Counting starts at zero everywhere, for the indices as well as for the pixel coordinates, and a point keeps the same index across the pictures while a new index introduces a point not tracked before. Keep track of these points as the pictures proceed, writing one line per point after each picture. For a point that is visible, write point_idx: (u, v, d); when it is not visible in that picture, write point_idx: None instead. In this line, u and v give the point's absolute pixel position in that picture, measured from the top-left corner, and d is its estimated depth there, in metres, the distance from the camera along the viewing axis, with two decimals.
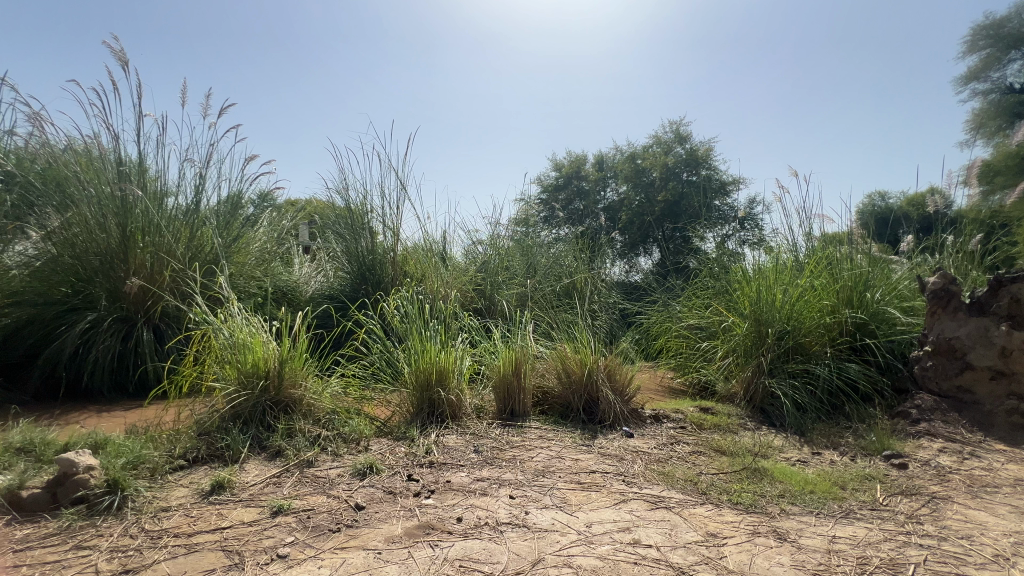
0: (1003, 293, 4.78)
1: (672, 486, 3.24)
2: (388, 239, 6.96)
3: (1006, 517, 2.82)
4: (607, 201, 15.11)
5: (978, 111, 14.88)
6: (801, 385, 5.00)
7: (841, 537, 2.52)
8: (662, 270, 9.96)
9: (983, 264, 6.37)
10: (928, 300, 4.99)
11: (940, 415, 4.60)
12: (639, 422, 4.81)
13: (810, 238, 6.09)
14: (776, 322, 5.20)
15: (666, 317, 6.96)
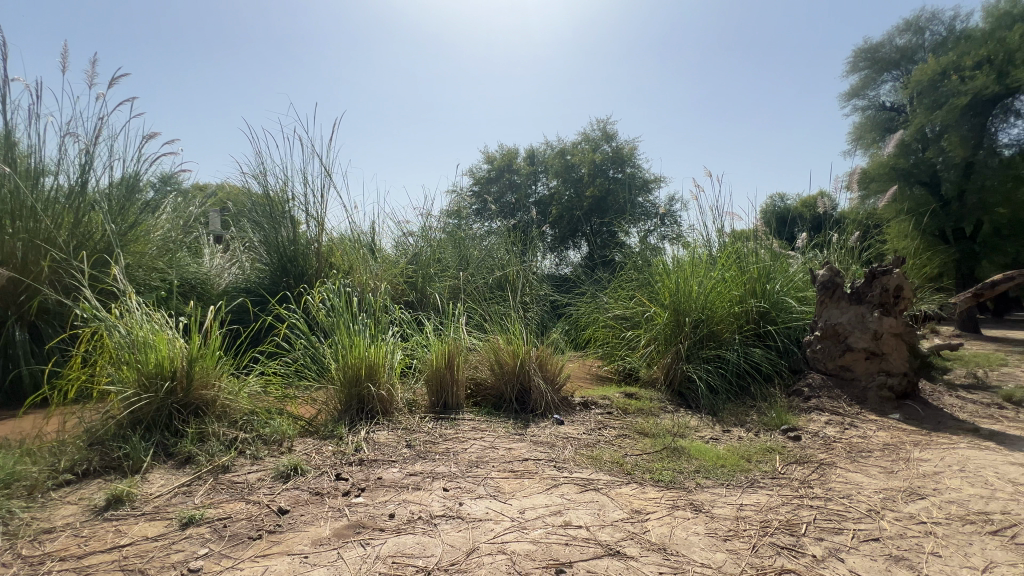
0: (876, 283, 5.47)
1: (600, 469, 3.39)
2: (312, 229, 6.59)
3: (876, 476, 3.27)
4: (538, 194, 15.41)
5: (858, 124, 16.95)
6: (713, 368, 5.44)
7: (747, 505, 2.78)
8: (590, 263, 10.35)
9: (861, 259, 7.27)
10: (818, 291, 5.67)
11: (826, 391, 5.22)
12: (569, 409, 4.98)
13: (722, 234, 6.61)
14: (692, 312, 5.61)
15: (594, 308, 7.26)
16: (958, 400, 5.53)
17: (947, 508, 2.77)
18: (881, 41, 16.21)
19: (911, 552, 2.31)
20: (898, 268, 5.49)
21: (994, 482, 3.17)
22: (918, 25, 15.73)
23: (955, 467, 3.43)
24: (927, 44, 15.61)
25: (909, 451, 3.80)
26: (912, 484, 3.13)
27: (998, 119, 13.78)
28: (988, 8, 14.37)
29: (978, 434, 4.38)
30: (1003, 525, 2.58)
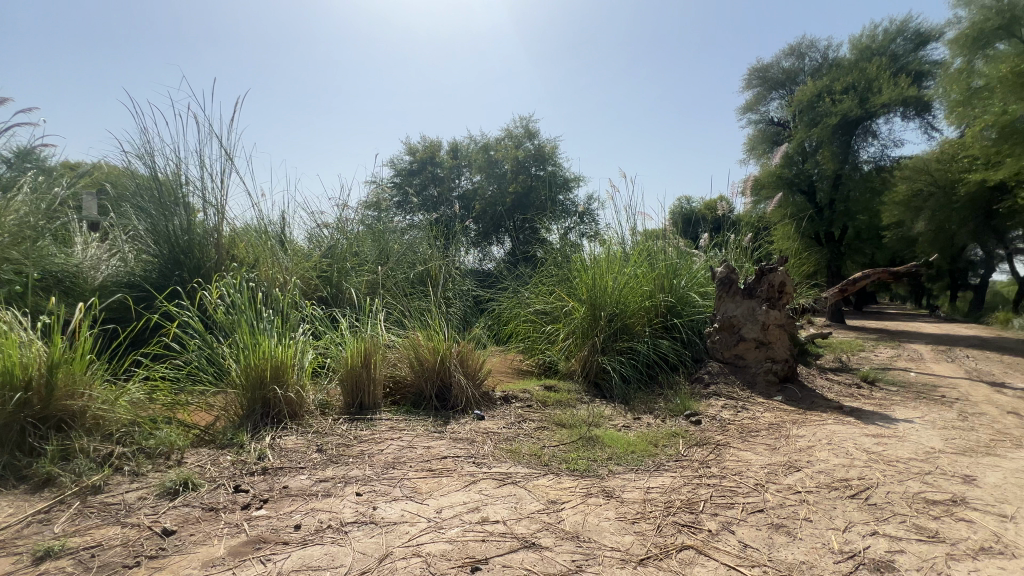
0: (764, 280, 6.12)
1: (518, 462, 3.44)
2: (211, 218, 5.97)
3: (762, 453, 3.64)
4: (462, 189, 15.28)
5: (751, 136, 18.77)
6: (625, 360, 5.74)
7: (654, 487, 2.97)
8: (512, 258, 10.48)
9: (753, 258, 8.05)
10: (718, 286, 6.22)
11: (723, 378, 5.74)
12: (490, 404, 4.99)
13: (635, 233, 6.98)
14: (607, 306, 5.88)
15: (516, 303, 7.34)
16: (828, 381, 6.35)
17: (817, 478, 3.15)
18: (771, 62, 18.03)
19: (789, 519, 2.59)
20: (782, 266, 6.17)
21: (853, 452, 3.66)
22: (800, 50, 17.61)
23: (824, 441, 3.92)
24: (807, 68, 17.57)
25: (789, 429, 4.28)
26: (790, 458, 3.52)
27: (860, 138, 15.91)
28: (854, 41, 16.45)
29: (842, 411, 5.05)
30: (859, 489, 2.99)
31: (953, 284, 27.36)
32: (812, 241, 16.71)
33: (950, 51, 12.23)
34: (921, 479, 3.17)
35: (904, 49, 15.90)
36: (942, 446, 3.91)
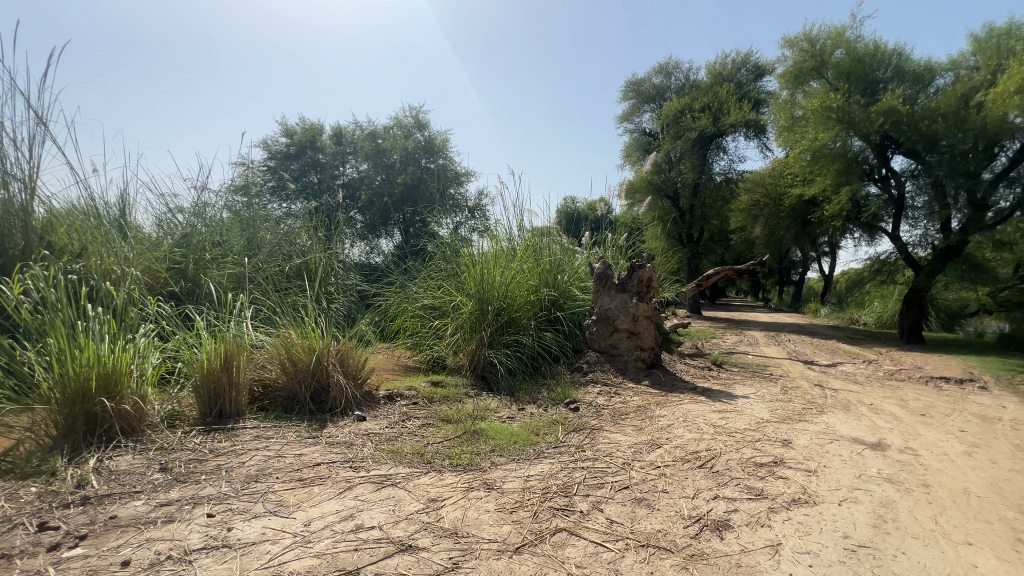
0: (635, 276, 6.72)
1: (400, 462, 3.31)
2: (20, 195, 4.72)
3: (630, 434, 3.97)
4: (346, 177, 14.38)
5: (628, 144, 20.49)
6: (512, 352, 5.86)
7: (533, 475, 3.06)
8: (401, 252, 10.13)
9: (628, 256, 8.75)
10: (596, 281, 6.69)
11: (600, 367, 6.17)
12: (372, 404, 4.75)
13: (523, 230, 7.15)
14: (495, 300, 5.94)
15: (403, 298, 7.10)
16: (685, 366, 7.18)
17: (674, 453, 3.53)
18: (644, 77, 19.77)
19: (649, 492, 2.86)
20: (649, 263, 6.86)
21: (703, 427, 4.17)
22: (667, 68, 19.46)
23: (681, 419, 4.42)
24: (673, 86, 19.51)
25: (654, 410, 4.73)
26: (653, 436, 3.89)
27: (713, 153, 18.19)
28: (710, 66, 18.68)
29: (696, 391, 5.74)
30: (706, 459, 3.41)
31: (780, 280, 32.77)
32: (676, 242, 18.78)
33: (779, 84, 14.50)
34: (753, 446, 3.72)
35: (747, 78, 18.44)
36: (769, 416, 4.64)
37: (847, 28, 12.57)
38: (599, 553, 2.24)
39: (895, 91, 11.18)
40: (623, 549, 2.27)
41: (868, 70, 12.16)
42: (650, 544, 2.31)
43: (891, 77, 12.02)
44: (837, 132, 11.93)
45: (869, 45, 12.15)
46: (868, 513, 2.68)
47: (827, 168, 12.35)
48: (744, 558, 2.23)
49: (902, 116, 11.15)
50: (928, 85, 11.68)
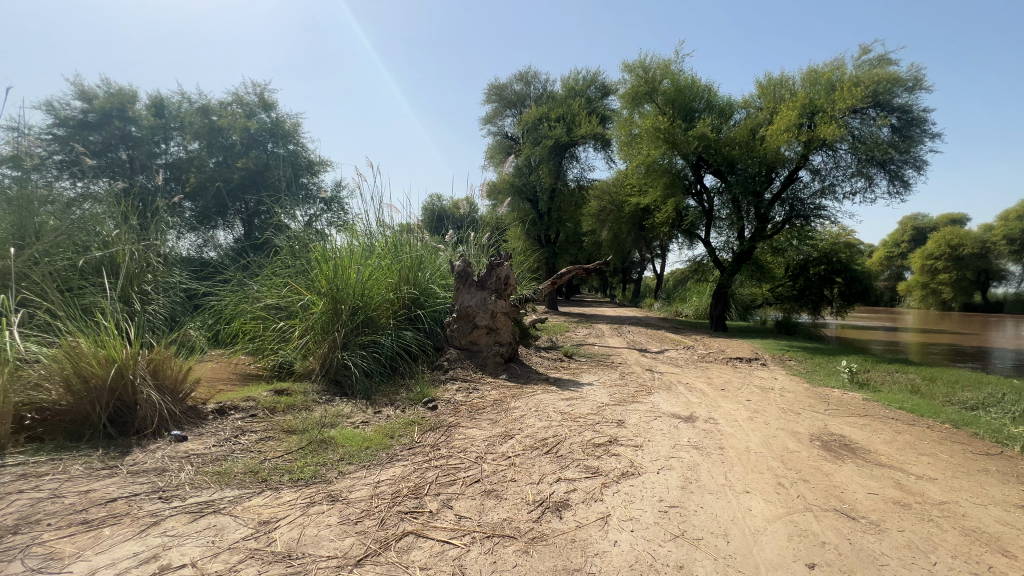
0: (495, 273, 6.92)
1: (227, 484, 2.90)
2: None
3: (485, 428, 4.07)
4: (170, 156, 12.20)
5: (491, 145, 21.05)
6: (368, 353, 5.55)
7: (383, 481, 2.93)
8: (242, 245, 8.94)
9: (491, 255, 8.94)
10: (456, 279, 6.71)
11: (460, 363, 6.20)
12: (197, 421, 4.07)
13: (384, 225, 6.83)
14: (349, 299, 5.53)
15: (242, 298, 6.26)
16: (540, 358, 7.63)
17: (525, 442, 3.70)
18: (506, 83, 20.46)
19: (499, 483, 2.95)
20: (507, 262, 7.11)
21: (552, 414, 4.47)
22: (527, 77, 20.34)
23: (533, 409, 4.67)
24: (533, 94, 20.48)
25: (509, 402, 4.93)
26: (507, 428, 4.04)
27: (567, 161, 19.62)
28: (564, 80, 20.09)
29: (549, 382, 6.12)
30: (553, 444, 3.64)
31: (624, 278, 36.89)
32: (536, 242, 19.93)
33: (620, 103, 16.21)
34: (593, 428, 4.09)
35: (595, 95, 20.21)
36: (608, 400, 5.17)
37: (672, 61, 14.57)
38: (444, 551, 2.23)
39: (705, 120, 13.36)
40: (469, 544, 2.29)
41: (687, 100, 14.31)
42: (496, 534, 2.38)
43: (704, 108, 14.39)
44: (664, 151, 13.84)
45: (687, 78, 14.32)
46: (678, 477, 3.14)
47: (657, 181, 14.26)
48: (578, 533, 2.42)
49: (711, 142, 13.41)
50: (728, 118, 14.18)
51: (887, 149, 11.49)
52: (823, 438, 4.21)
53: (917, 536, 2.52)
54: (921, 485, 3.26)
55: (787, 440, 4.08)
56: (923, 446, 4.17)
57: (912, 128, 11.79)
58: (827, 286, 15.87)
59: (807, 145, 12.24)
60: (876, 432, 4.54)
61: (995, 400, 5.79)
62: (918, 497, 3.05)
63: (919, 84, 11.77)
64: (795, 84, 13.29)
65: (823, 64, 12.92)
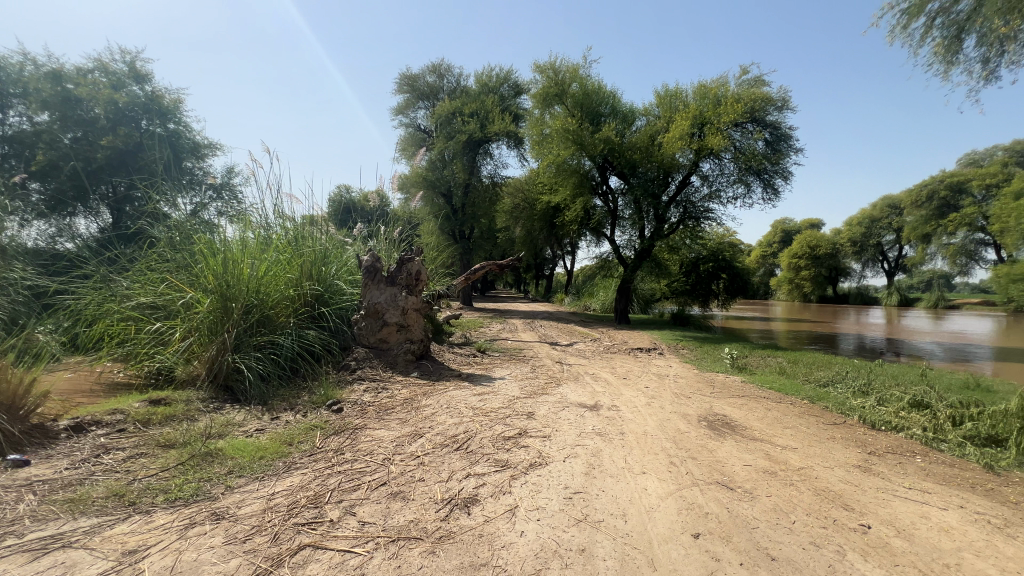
0: (405, 268, 6.75)
1: (82, 512, 2.48)
2: None
3: (394, 428, 3.94)
4: (8, 128, 10.19)
5: (403, 137, 20.39)
6: (265, 355, 5.09)
7: (278, 492, 2.71)
8: (109, 234, 7.75)
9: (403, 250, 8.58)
10: (364, 275, 6.40)
11: (368, 362, 5.93)
12: (45, 441, 3.43)
13: (284, 217, 6.29)
14: (242, 296, 5.00)
15: (107, 297, 5.43)
16: (453, 355, 7.56)
17: (434, 440, 3.64)
18: (418, 74, 19.91)
19: (407, 484, 2.87)
20: (418, 257, 6.94)
21: (463, 410, 4.45)
22: (440, 70, 19.96)
23: (445, 405, 4.62)
24: (446, 88, 20.15)
25: (420, 401, 4.82)
26: (416, 427, 3.95)
27: (481, 157, 19.60)
28: (478, 76, 20.05)
29: (461, 378, 6.09)
30: (463, 440, 3.63)
31: (537, 274, 37.93)
32: (449, 238, 19.75)
33: (532, 102, 16.54)
34: (504, 422, 4.14)
35: (508, 93, 20.40)
36: (519, 393, 5.27)
37: (580, 66, 15.15)
38: (345, 561, 2.11)
39: (610, 125, 14.12)
40: (371, 550, 2.20)
41: (594, 104, 14.99)
42: (401, 537, 2.31)
43: (609, 112, 15.18)
44: (573, 152, 14.41)
45: (594, 83, 14.99)
46: (583, 464, 3.28)
47: (567, 181, 14.81)
48: (486, 527, 2.43)
49: (615, 145, 14.20)
50: (631, 124, 15.10)
51: (761, 160, 13.00)
52: (709, 418, 4.66)
53: (780, 499, 2.89)
54: (785, 454, 3.74)
55: (679, 422, 4.46)
56: (787, 420, 4.79)
57: (780, 143, 13.45)
58: (714, 281, 17.64)
59: (697, 153, 13.44)
60: (751, 410, 5.13)
61: (841, 378, 6.84)
62: (782, 465, 3.50)
63: (786, 105, 13.45)
64: (688, 97, 14.50)
65: (710, 80, 14.23)
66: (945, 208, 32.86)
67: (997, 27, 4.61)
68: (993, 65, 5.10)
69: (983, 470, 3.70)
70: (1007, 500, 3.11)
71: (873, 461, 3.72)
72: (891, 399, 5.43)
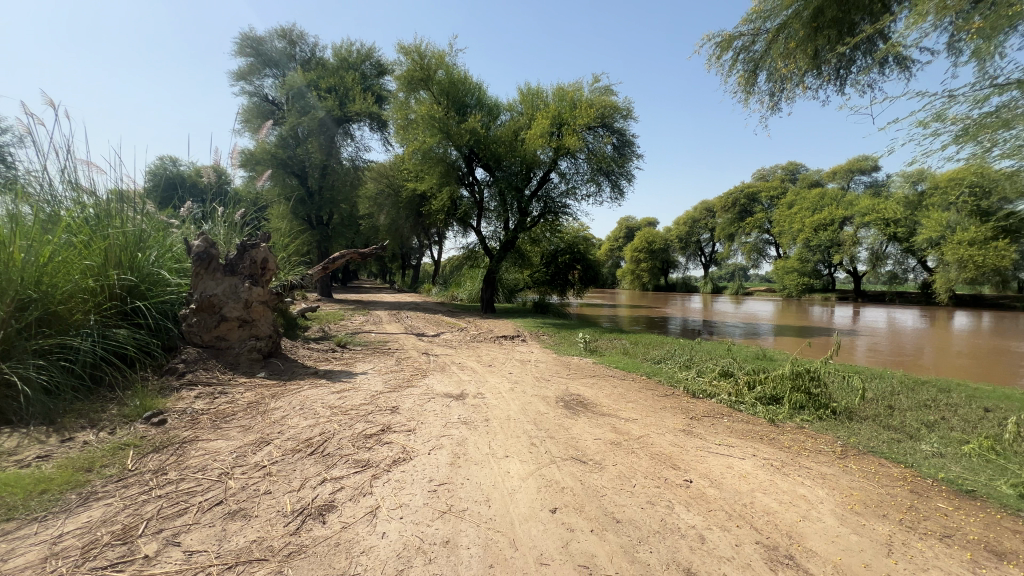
0: (247, 256, 5.95)
1: None
2: None
3: (234, 437, 3.46)
4: None
5: (245, 107, 17.81)
6: (50, 362, 3.99)
7: (68, 533, 2.17)
8: None
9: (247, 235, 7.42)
10: (193, 262, 5.45)
11: (202, 364, 5.07)
12: None
13: (80, 190, 4.97)
14: (13, 288, 3.85)
15: None
16: (309, 351, 6.91)
17: (284, 446, 3.29)
18: (265, 36, 17.60)
19: (249, 500, 2.54)
20: (264, 243, 6.18)
21: (319, 410, 4.11)
22: (292, 36, 17.95)
23: (297, 407, 4.20)
24: (298, 57, 18.20)
25: (267, 404, 4.31)
26: (263, 434, 3.52)
27: (341, 137, 18.20)
28: (336, 49, 18.52)
29: (318, 376, 5.61)
30: (319, 444, 3.34)
31: (403, 264, 36.93)
32: (304, 223, 18.07)
33: (396, 85, 15.83)
34: (365, 419, 3.93)
35: (370, 72, 19.21)
36: (383, 387, 5.05)
37: (446, 53, 14.87)
38: None
39: (476, 116, 14.24)
40: None
41: (459, 94, 14.93)
42: (240, 562, 2.03)
43: (475, 104, 15.27)
44: (439, 140, 14.25)
45: (460, 73, 14.87)
46: (448, 454, 3.28)
47: (433, 169, 14.59)
48: (344, 534, 2.27)
49: (480, 137, 14.34)
50: (496, 118, 15.42)
51: (610, 163, 14.36)
52: (566, 399, 5.04)
53: (623, 467, 3.24)
54: (628, 425, 4.21)
55: (539, 404, 4.73)
56: (630, 395, 5.41)
57: (625, 148, 15.00)
58: (570, 272, 19.13)
59: (556, 151, 14.31)
60: (601, 388, 5.69)
61: (671, 355, 7.96)
62: (625, 435, 3.93)
63: (629, 115, 15.00)
64: (548, 97, 15.31)
65: (568, 84, 15.21)
66: (743, 213, 40.40)
67: (780, 67, 5.73)
68: (777, 99, 6.33)
69: (768, 423, 4.64)
70: (783, 445, 3.95)
71: (693, 424, 4.40)
72: (707, 370, 6.49)
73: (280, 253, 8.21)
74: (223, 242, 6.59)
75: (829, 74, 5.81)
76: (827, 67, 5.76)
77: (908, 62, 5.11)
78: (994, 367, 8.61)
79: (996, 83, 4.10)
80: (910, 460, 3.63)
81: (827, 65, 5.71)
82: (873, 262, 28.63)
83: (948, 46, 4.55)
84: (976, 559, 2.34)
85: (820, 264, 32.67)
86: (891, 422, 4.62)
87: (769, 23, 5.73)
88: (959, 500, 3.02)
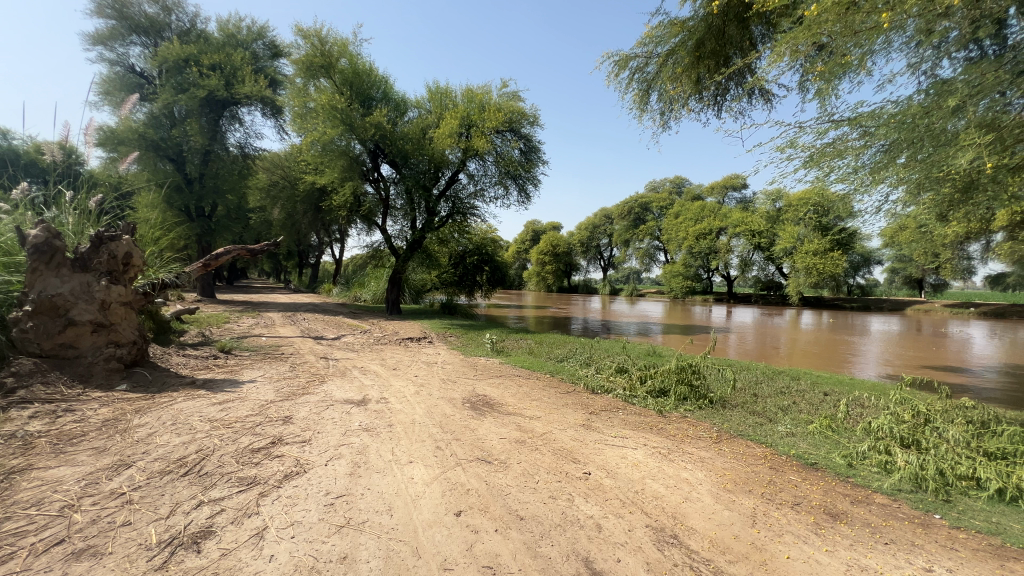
0: (103, 249, 5.09)
1: None
2: None
3: (83, 462, 2.93)
4: None
5: (103, 77, 15.32)
6: None
7: None
8: None
9: (105, 224, 6.35)
10: (29, 256, 4.53)
11: (39, 377, 4.20)
12: None
13: None
14: None
15: None
16: (184, 358, 6.11)
17: (150, 469, 2.88)
18: None
19: (100, 535, 2.18)
20: (127, 235, 5.33)
21: (196, 425, 3.66)
22: (166, 2, 15.65)
23: (168, 423, 3.70)
24: (175, 27, 16.08)
25: (129, 421, 3.73)
26: (122, 456, 3.04)
27: (226, 121, 16.46)
28: (222, 22, 16.69)
29: (195, 386, 4.99)
30: (194, 463, 2.97)
31: (301, 262, 34.43)
32: (180, 214, 16.05)
33: (294, 69, 14.69)
34: (252, 432, 3.57)
35: (262, 53, 17.63)
36: (274, 397, 4.64)
37: (351, 41, 14.13)
38: None
39: (381, 110, 13.72)
40: None
41: (364, 86, 14.27)
42: None
43: (381, 97, 14.72)
44: (341, 132, 13.50)
45: (365, 64, 14.24)
46: (347, 464, 3.11)
47: (334, 162, 13.77)
48: (224, 562, 2.04)
49: (386, 132, 13.84)
50: (402, 114, 15.00)
51: (517, 167, 14.67)
52: (472, 400, 5.04)
53: (527, 465, 3.32)
54: (532, 423, 4.32)
55: (445, 406, 4.68)
56: (534, 393, 5.56)
57: (532, 154, 15.36)
58: (478, 273, 19.19)
59: (465, 152, 14.29)
60: (506, 388, 5.78)
61: (573, 354, 8.34)
62: (529, 433, 4.03)
63: (536, 122, 15.35)
64: (456, 97, 15.20)
65: (477, 87, 15.26)
66: (637, 221, 43.79)
67: (669, 89, 6.26)
68: (667, 118, 6.93)
69: (657, 414, 5.07)
70: (669, 434, 4.33)
71: (592, 419, 4.65)
72: (604, 367, 6.90)
73: (148, 248, 7.18)
74: (73, 233, 5.56)
75: (708, 99, 6.51)
76: (707, 93, 6.44)
77: (770, 95, 5.90)
78: (833, 358, 10.21)
79: (834, 119, 4.89)
80: (770, 440, 4.19)
81: (708, 91, 6.38)
82: (742, 268, 32.64)
83: (799, 84, 5.34)
84: (817, 521, 2.76)
85: (701, 269, 36.48)
86: (755, 408, 5.29)
87: (660, 48, 6.22)
88: (806, 471, 3.55)
